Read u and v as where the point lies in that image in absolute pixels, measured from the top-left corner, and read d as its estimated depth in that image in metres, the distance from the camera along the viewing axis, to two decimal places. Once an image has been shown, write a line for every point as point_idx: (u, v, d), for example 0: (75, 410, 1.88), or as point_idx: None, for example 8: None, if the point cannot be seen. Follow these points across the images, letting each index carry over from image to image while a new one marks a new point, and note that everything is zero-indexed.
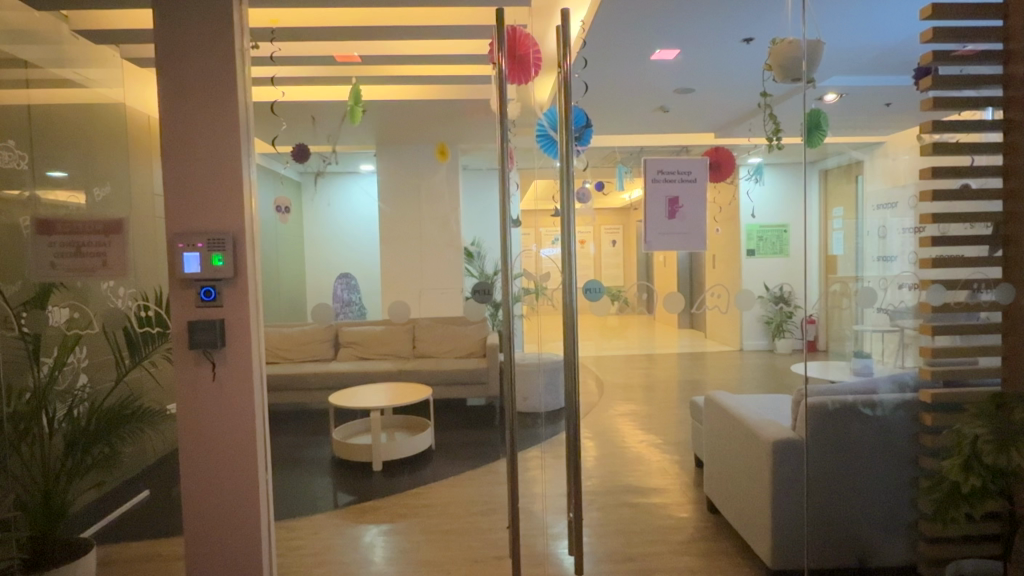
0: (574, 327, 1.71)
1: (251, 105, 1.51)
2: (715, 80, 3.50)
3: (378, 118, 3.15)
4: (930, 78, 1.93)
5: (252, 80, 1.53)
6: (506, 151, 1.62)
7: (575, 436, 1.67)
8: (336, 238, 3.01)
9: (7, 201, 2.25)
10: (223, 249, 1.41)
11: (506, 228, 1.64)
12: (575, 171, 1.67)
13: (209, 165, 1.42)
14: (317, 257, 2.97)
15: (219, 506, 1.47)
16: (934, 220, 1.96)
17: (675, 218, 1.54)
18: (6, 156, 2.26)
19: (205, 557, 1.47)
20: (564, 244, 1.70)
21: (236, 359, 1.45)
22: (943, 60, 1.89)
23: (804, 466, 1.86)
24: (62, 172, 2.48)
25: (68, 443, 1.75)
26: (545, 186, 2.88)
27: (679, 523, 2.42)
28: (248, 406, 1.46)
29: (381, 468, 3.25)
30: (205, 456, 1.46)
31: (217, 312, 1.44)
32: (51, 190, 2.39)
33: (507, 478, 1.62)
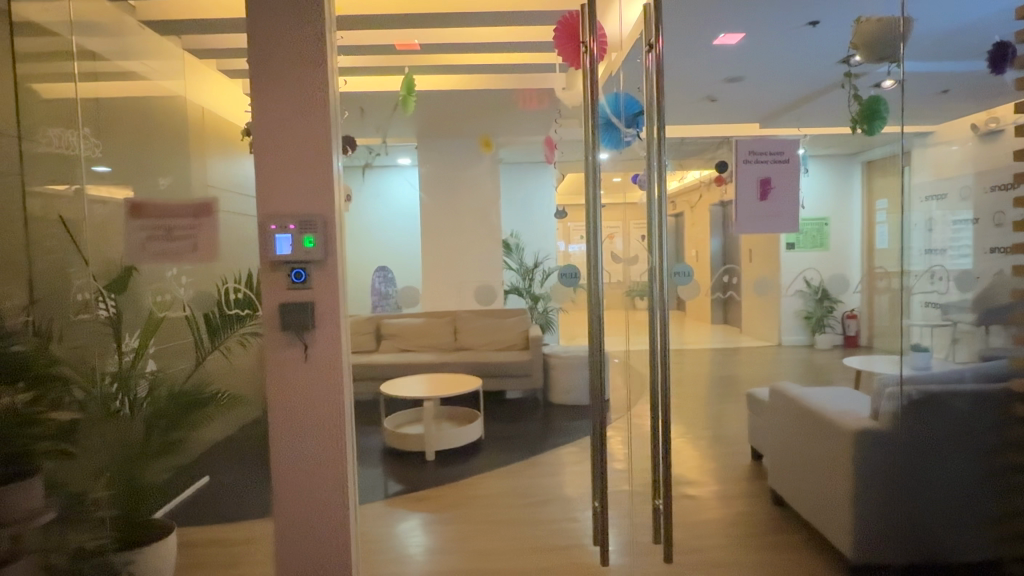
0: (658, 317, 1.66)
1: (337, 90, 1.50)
2: (771, 68, 3.38)
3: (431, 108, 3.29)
4: None
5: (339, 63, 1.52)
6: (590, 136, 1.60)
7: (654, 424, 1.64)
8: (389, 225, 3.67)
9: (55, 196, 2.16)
10: (315, 231, 1.41)
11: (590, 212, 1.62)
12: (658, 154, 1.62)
13: (301, 147, 1.42)
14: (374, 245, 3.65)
15: (304, 486, 1.47)
16: None
17: (766, 200, 1.49)
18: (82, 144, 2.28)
19: (293, 535, 1.48)
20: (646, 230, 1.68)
21: (327, 340, 1.45)
22: None
23: (887, 456, 1.81)
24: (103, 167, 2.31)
25: (147, 426, 1.64)
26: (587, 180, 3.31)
27: (739, 515, 2.38)
28: (337, 387, 1.46)
29: (433, 458, 3.19)
30: (293, 436, 1.46)
31: (307, 295, 1.44)
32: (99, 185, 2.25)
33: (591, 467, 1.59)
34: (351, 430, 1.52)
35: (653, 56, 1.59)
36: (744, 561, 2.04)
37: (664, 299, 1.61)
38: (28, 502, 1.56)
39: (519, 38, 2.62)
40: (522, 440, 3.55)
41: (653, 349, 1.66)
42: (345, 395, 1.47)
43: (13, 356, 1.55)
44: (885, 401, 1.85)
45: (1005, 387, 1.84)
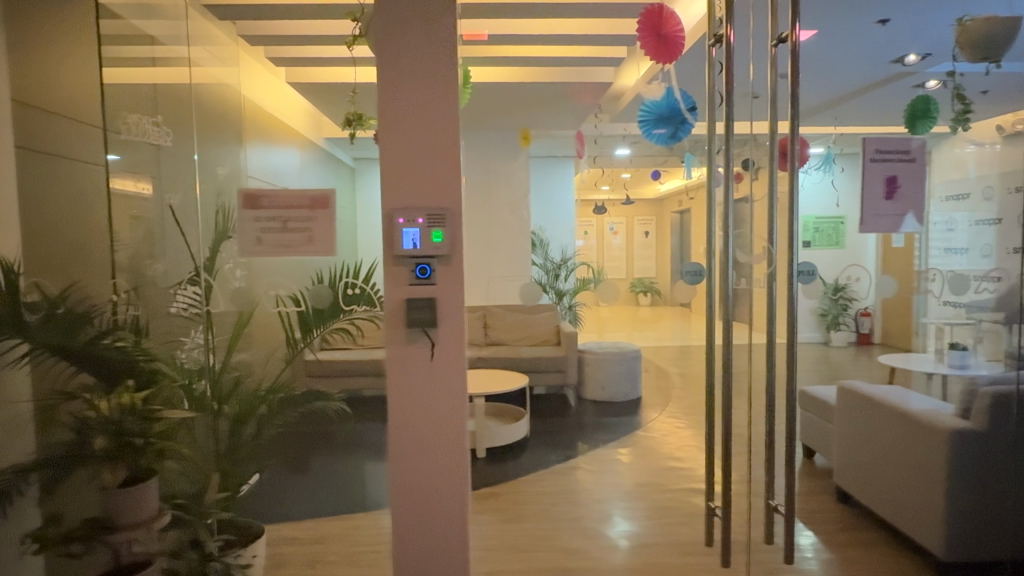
0: (773, 315, 1.63)
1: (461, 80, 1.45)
2: (826, 66, 3.32)
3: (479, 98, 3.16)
4: None
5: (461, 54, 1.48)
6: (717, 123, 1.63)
7: (771, 423, 1.60)
8: None
9: (85, 177, 1.78)
10: (443, 225, 1.37)
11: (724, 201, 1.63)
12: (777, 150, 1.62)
13: (428, 140, 1.38)
14: None
15: (425, 485, 1.44)
16: None
17: (892, 199, 1.48)
18: (155, 132, 2.13)
19: (411, 533, 1.45)
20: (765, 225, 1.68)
21: (452, 336, 1.41)
22: None
23: (983, 455, 1.82)
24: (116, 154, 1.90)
25: (237, 419, 1.66)
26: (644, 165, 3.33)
27: (813, 512, 2.37)
28: (460, 385, 1.42)
29: (484, 455, 3.14)
30: (414, 435, 1.43)
31: (431, 290, 1.40)
32: (122, 179, 1.92)
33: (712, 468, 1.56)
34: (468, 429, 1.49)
35: (776, 48, 1.55)
36: (831, 558, 2.04)
37: (798, 292, 1.49)
38: (141, 510, 1.41)
39: (587, 31, 2.58)
40: (566, 437, 3.52)
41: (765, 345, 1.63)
42: (467, 394, 1.43)
43: (113, 358, 1.44)
44: (979, 400, 1.86)
45: None
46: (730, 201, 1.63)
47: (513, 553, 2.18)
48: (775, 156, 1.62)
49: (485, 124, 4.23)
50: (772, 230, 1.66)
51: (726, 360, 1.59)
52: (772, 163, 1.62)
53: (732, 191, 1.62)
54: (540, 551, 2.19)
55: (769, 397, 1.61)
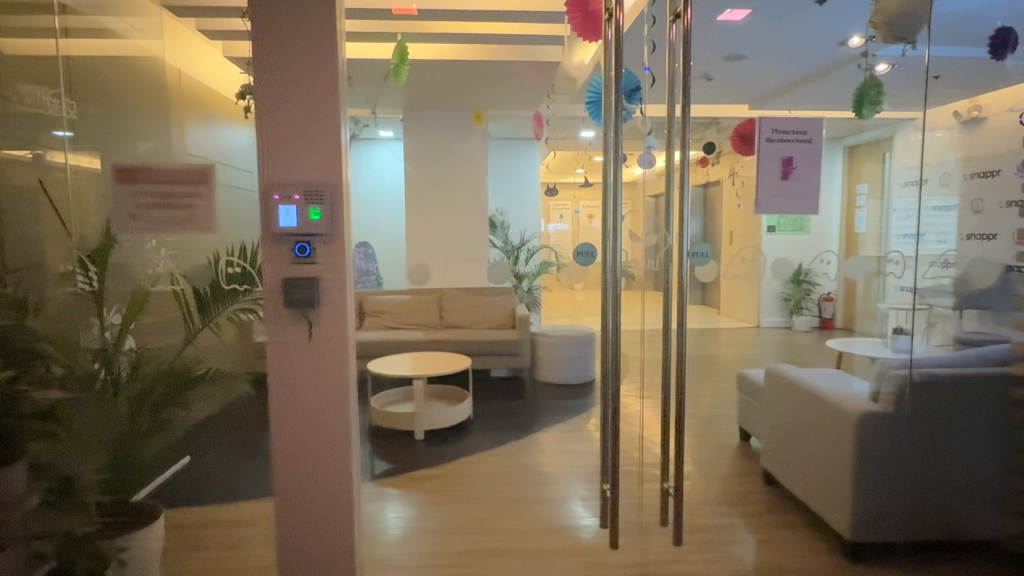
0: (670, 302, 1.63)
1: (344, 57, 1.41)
2: (776, 46, 3.29)
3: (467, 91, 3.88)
4: None
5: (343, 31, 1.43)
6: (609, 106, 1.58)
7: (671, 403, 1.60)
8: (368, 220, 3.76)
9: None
10: (321, 202, 1.34)
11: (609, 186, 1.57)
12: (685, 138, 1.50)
13: (306, 118, 1.34)
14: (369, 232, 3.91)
15: (309, 469, 1.42)
16: None
17: (789, 179, 1.46)
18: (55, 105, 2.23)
19: (298, 516, 1.43)
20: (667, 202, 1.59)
21: (333, 316, 1.38)
22: None
23: (890, 439, 1.82)
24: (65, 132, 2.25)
25: (134, 404, 1.59)
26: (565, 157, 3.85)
27: (738, 495, 2.39)
28: (345, 364, 1.39)
29: (423, 437, 3.12)
30: (297, 416, 1.40)
31: (313, 269, 1.36)
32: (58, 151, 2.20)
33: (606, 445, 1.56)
34: (357, 413, 1.47)
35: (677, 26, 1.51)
36: (747, 539, 2.07)
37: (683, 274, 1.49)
38: (7, 488, 1.46)
39: (520, 8, 2.53)
40: (514, 418, 3.52)
41: (660, 330, 1.61)
42: (348, 376, 1.40)
43: None
44: (888, 384, 1.86)
45: (1006, 370, 1.84)
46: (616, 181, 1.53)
47: (436, 535, 2.16)
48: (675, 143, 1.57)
49: (443, 105, 4.29)
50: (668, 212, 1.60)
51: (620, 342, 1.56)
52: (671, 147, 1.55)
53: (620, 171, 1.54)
54: (462, 533, 2.18)
55: (668, 383, 1.59)
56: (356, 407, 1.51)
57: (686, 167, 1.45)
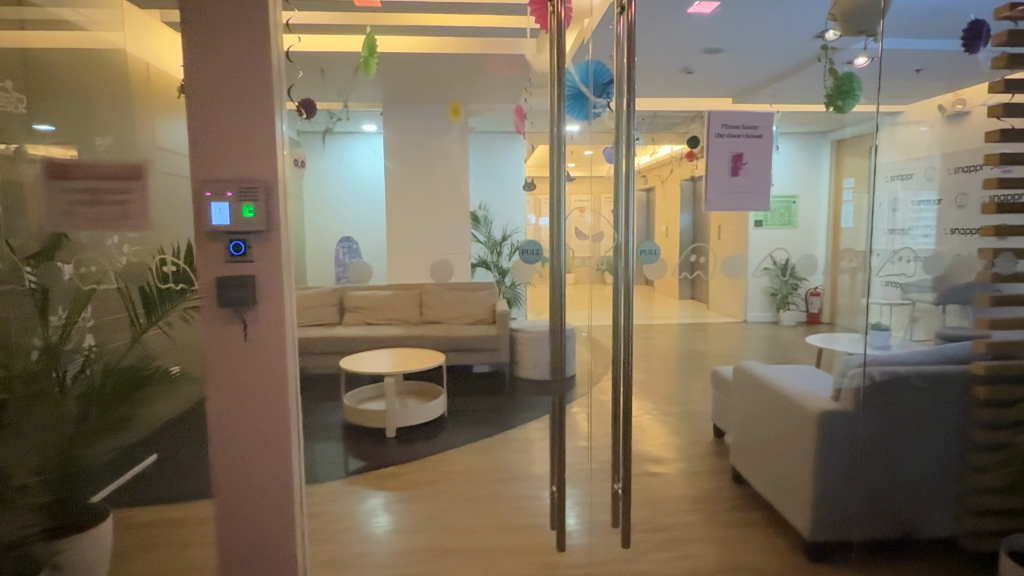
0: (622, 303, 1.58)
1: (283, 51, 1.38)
2: (752, 39, 3.27)
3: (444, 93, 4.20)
4: (1005, 55, 1.90)
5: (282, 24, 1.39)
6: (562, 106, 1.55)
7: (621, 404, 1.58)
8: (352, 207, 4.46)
9: None
10: (255, 199, 1.30)
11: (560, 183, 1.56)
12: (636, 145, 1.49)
13: (241, 113, 1.30)
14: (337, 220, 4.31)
15: (248, 472, 1.39)
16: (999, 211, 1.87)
17: (738, 174, 1.50)
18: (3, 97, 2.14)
19: (237, 520, 1.40)
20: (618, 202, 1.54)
21: (270, 317, 1.35)
22: (1017, 39, 1.87)
23: (848, 437, 1.83)
24: (48, 126, 2.28)
25: (82, 405, 1.56)
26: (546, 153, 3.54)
27: (705, 494, 2.37)
28: (282, 365, 1.36)
29: (395, 435, 3.08)
30: (234, 417, 1.37)
31: (249, 268, 1.33)
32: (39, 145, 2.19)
33: (552, 446, 1.53)
34: (298, 415, 1.44)
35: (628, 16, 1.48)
36: (709, 539, 2.06)
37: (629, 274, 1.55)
38: None
39: None
40: (490, 415, 3.50)
41: (611, 332, 1.57)
42: (286, 377, 1.37)
43: None
44: (849, 382, 1.87)
45: (967, 368, 1.81)
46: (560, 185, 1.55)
47: (396, 535, 2.13)
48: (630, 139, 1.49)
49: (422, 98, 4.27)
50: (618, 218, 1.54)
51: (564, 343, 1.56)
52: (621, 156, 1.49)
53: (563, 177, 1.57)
54: (423, 532, 2.15)
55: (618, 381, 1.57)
56: (299, 409, 1.48)
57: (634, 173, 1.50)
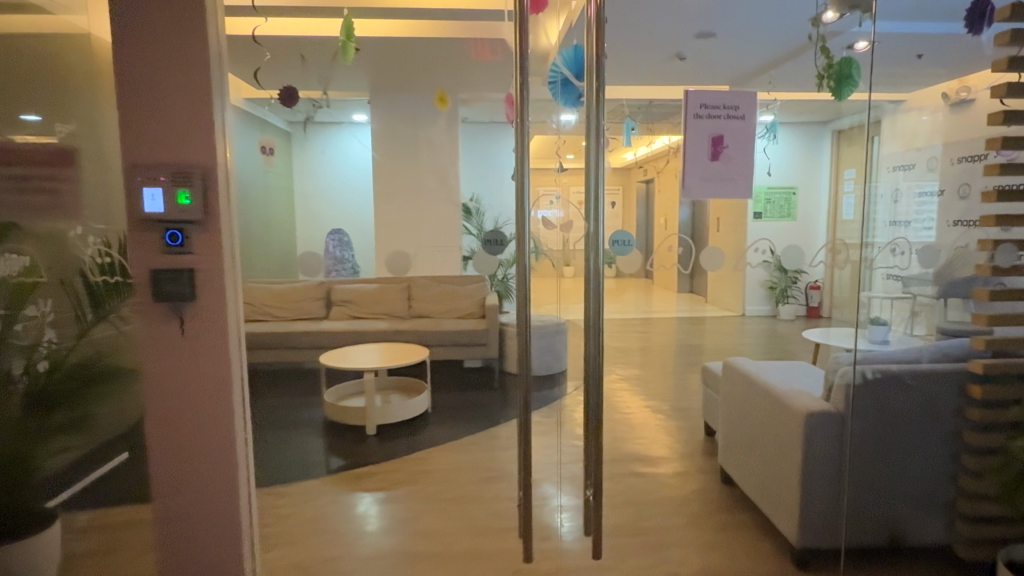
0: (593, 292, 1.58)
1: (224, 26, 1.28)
2: (746, 23, 3.14)
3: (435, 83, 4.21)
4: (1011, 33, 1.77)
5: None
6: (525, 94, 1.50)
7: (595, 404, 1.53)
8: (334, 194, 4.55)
9: None
10: (190, 184, 1.21)
11: (522, 172, 1.47)
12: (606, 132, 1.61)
13: (176, 93, 1.21)
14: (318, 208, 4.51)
15: (192, 476, 1.30)
16: (1000, 198, 1.77)
17: (718, 160, 1.51)
18: None
19: (179, 531, 1.31)
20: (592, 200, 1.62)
21: (210, 314, 1.26)
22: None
23: (837, 439, 1.72)
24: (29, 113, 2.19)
25: (27, 401, 1.56)
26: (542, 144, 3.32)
27: (691, 497, 2.28)
28: (225, 365, 1.27)
29: (375, 433, 2.98)
30: (173, 422, 1.28)
31: (186, 260, 1.24)
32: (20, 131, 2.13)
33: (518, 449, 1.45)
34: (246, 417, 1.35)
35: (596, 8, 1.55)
36: (691, 544, 1.97)
37: (599, 268, 1.59)
38: None
39: None
40: (477, 411, 3.40)
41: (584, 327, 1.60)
42: (231, 379, 1.28)
43: None
44: (839, 379, 1.75)
45: (963, 367, 1.72)
46: (523, 167, 1.47)
47: (365, 538, 2.05)
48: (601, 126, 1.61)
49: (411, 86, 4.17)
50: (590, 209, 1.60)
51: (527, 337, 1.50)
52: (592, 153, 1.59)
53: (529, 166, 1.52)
54: (394, 535, 2.07)
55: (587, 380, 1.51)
56: (248, 410, 1.39)
57: (603, 167, 1.59)
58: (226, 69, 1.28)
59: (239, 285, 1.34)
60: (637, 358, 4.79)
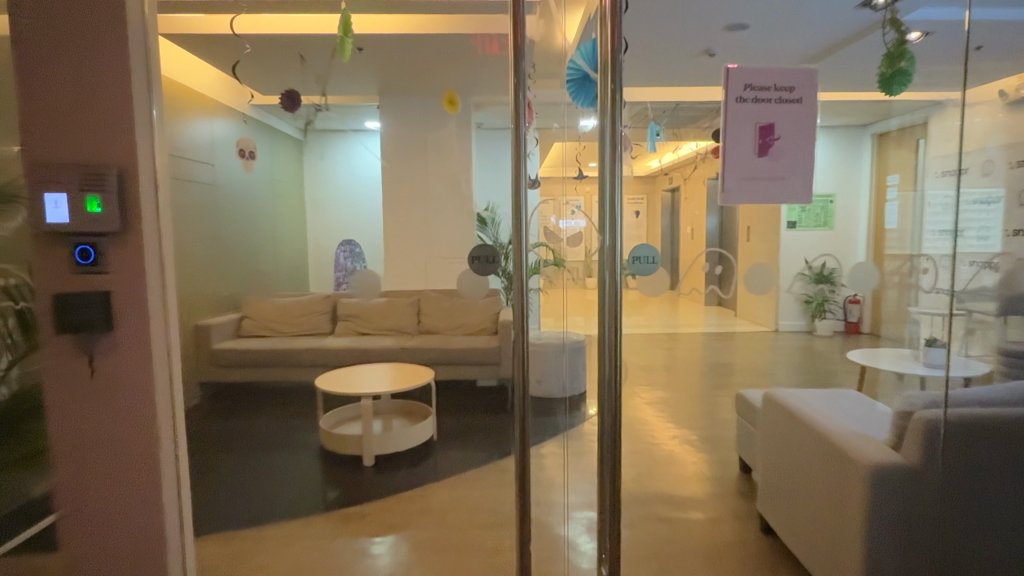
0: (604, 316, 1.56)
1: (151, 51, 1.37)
2: (783, 13, 2.85)
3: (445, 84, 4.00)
4: None
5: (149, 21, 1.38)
6: (521, 109, 1.57)
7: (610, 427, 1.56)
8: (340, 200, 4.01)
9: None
10: (101, 193, 1.29)
11: (520, 190, 1.56)
12: (625, 134, 1.48)
13: (96, 115, 1.29)
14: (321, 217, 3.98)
15: (116, 477, 1.38)
16: None
17: (765, 155, 1.37)
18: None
19: (102, 531, 1.39)
20: (605, 207, 1.53)
21: (126, 325, 1.34)
22: None
23: (911, 499, 1.42)
24: None
25: None
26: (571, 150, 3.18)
27: (725, 551, 1.97)
28: (142, 373, 1.36)
29: (373, 463, 2.73)
30: (94, 428, 1.36)
31: (101, 275, 1.32)
32: None
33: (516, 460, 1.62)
34: (172, 420, 1.44)
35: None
36: None
37: (622, 279, 1.52)
38: None
39: None
40: (488, 437, 3.13)
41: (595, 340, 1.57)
42: (152, 384, 1.37)
43: None
44: (923, 411, 1.44)
45: None
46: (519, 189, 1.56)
47: None
48: (620, 132, 1.47)
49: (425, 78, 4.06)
50: (603, 221, 1.52)
51: (519, 354, 1.60)
52: (607, 158, 1.49)
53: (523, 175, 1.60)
54: None
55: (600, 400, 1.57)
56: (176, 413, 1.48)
57: (620, 176, 1.49)
58: (152, 78, 1.36)
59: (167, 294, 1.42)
60: (661, 377, 4.47)
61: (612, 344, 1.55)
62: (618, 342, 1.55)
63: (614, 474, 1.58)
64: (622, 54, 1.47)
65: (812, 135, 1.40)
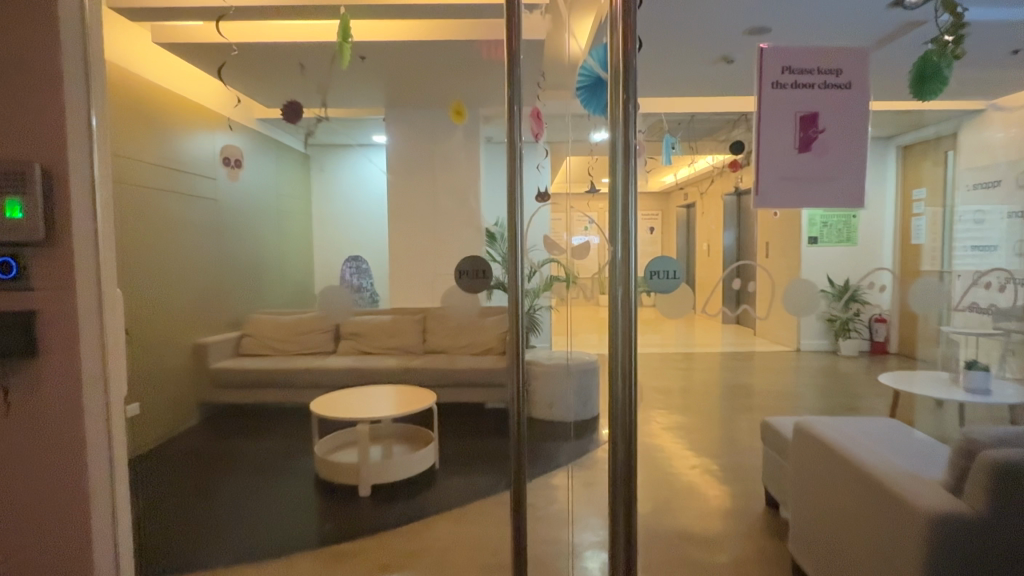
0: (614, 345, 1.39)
1: (89, 58, 1.32)
2: (806, 11, 2.72)
3: (452, 91, 3.88)
4: None
5: (90, 26, 1.34)
6: (516, 116, 1.42)
7: (620, 474, 1.39)
8: (344, 215, 3.70)
9: None
10: (22, 199, 1.22)
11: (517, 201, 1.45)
12: (638, 143, 1.32)
13: (17, 119, 1.23)
14: (329, 231, 3.68)
15: (41, 508, 1.31)
16: None
17: (806, 148, 1.31)
18: None
19: (27, 564, 1.32)
20: (611, 226, 1.39)
21: (48, 347, 1.28)
22: None
23: (980, 550, 1.22)
24: None
25: None
26: (579, 163, 3.02)
27: None
28: (67, 401, 1.29)
29: (369, 493, 2.57)
30: (20, 456, 1.30)
31: (26, 294, 1.26)
32: None
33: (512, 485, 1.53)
34: (108, 449, 1.36)
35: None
36: None
37: (636, 299, 1.36)
38: None
39: None
40: (494, 464, 2.94)
41: (607, 367, 1.40)
42: (81, 412, 1.30)
43: None
44: (999, 452, 1.24)
45: None
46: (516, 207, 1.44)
47: None
48: (629, 143, 1.31)
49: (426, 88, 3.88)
50: (613, 239, 1.36)
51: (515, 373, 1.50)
52: (618, 171, 1.34)
53: (521, 195, 1.47)
54: None
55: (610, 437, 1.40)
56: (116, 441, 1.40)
57: (634, 189, 1.32)
58: (88, 84, 1.32)
59: (103, 309, 1.35)
60: (678, 400, 4.25)
61: (625, 372, 1.38)
62: (629, 370, 1.38)
63: (629, 523, 1.41)
64: (636, 59, 1.31)
65: (860, 124, 1.33)
